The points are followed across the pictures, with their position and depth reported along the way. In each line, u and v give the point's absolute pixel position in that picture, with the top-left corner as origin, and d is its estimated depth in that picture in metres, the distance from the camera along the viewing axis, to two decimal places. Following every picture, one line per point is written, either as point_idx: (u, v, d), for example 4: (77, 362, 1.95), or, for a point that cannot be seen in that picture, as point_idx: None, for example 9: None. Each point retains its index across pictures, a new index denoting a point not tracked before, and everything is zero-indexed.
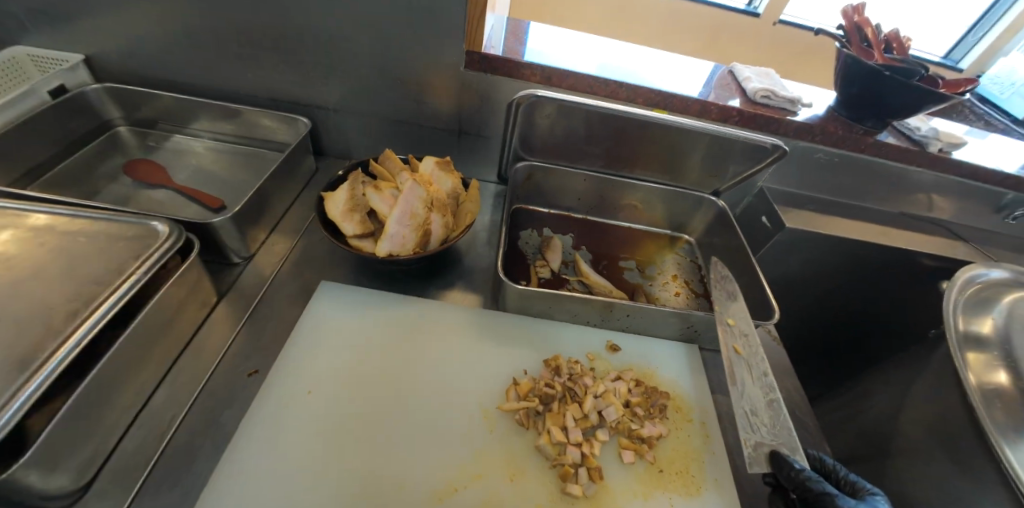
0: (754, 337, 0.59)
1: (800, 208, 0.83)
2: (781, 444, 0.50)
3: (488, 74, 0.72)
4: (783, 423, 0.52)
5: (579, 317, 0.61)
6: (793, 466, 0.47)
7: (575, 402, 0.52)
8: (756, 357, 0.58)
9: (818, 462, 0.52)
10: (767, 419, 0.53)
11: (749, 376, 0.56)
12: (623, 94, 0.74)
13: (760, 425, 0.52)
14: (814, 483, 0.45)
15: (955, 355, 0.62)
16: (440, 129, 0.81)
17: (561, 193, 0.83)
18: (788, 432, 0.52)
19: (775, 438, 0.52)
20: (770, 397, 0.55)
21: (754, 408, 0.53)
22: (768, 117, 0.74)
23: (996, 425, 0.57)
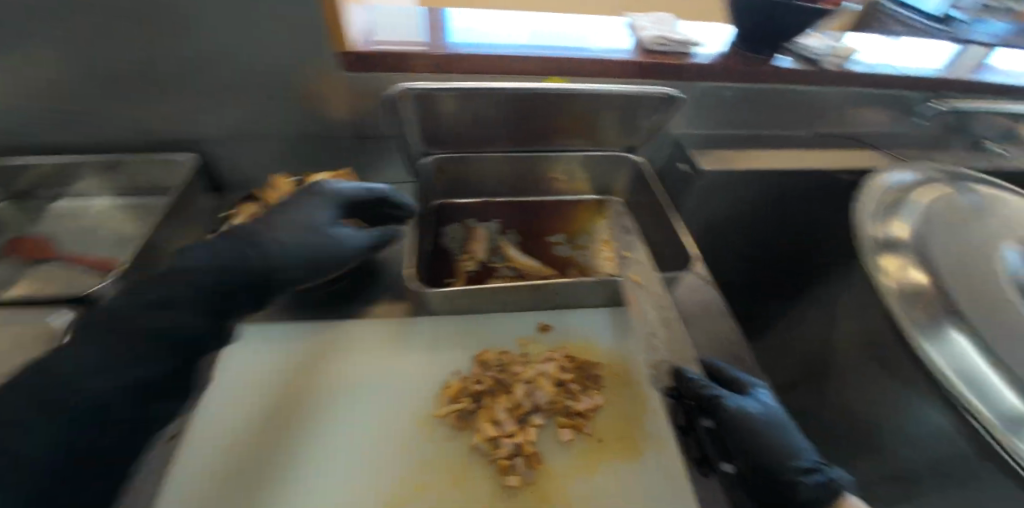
0: (652, 273, 0.66)
1: (717, 149, 0.84)
2: (677, 359, 0.56)
3: (368, 73, 0.69)
4: (677, 339, 0.58)
5: (505, 305, 0.60)
6: (688, 377, 0.51)
7: (505, 393, 0.51)
8: (656, 289, 0.64)
9: (711, 370, 0.54)
10: (664, 339, 0.58)
11: (648, 305, 0.62)
12: (513, 67, 0.71)
13: (658, 345, 0.58)
14: (704, 390, 0.49)
15: (867, 262, 0.65)
16: (340, 138, 0.77)
17: (479, 181, 0.80)
18: (683, 346, 0.57)
19: (673, 354, 0.57)
20: (667, 317, 0.60)
21: (653, 332, 0.59)
22: (666, 64, 0.73)
23: (917, 325, 0.59)
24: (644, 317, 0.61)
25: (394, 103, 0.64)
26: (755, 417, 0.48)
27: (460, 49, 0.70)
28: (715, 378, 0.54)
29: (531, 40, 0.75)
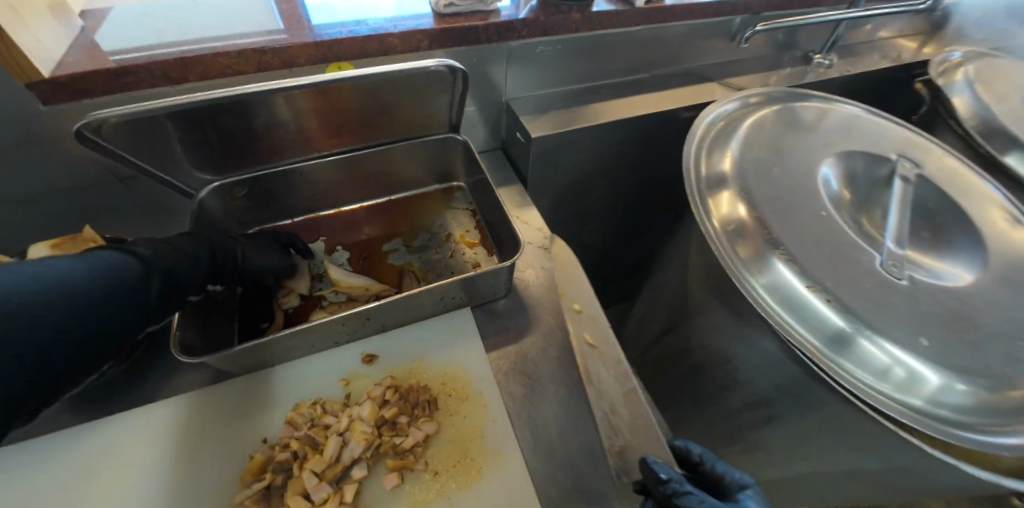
0: (601, 321, 0.59)
1: (551, 110, 0.78)
2: (642, 446, 0.48)
3: (79, 100, 0.53)
4: (643, 414, 0.51)
5: (320, 344, 0.53)
6: (660, 480, 0.44)
7: (316, 453, 0.45)
8: (613, 346, 0.57)
9: (684, 453, 0.56)
10: (625, 415, 0.51)
11: (604, 369, 0.54)
12: (274, 60, 0.58)
13: (618, 425, 0.50)
14: (681, 502, 0.43)
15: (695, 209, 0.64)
16: (93, 183, 0.62)
17: (289, 197, 0.70)
18: (647, 423, 0.50)
19: (632, 437, 0.49)
20: (628, 387, 0.53)
21: (612, 408, 0.51)
22: (462, 28, 0.64)
23: (743, 265, 0.59)
24: (599, 384, 0.53)
25: (95, 138, 0.48)
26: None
27: (198, 49, 0.56)
28: (683, 458, 0.56)
29: (304, 20, 0.63)
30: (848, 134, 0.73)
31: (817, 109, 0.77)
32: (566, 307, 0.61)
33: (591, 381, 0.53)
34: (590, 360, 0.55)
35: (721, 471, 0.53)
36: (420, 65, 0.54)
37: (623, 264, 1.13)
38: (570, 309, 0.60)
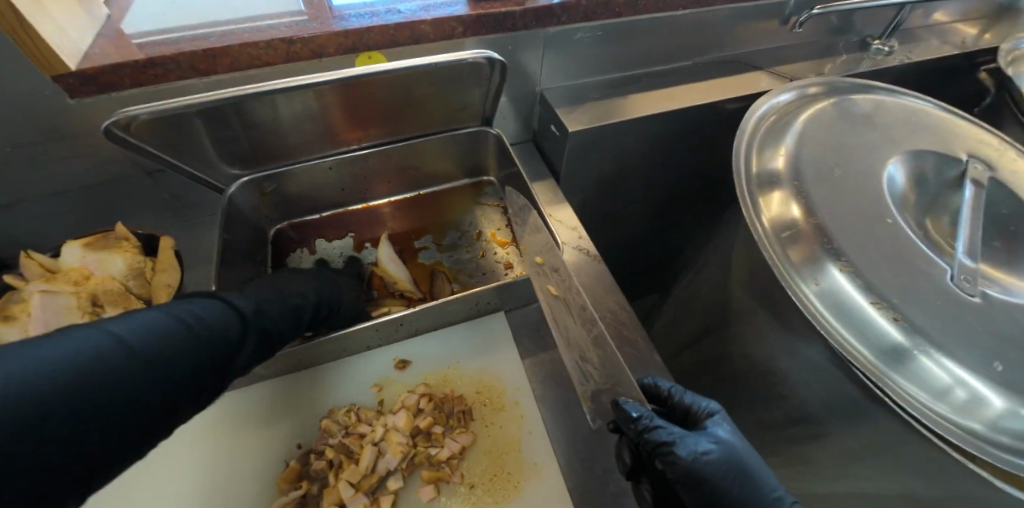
0: (563, 269, 0.54)
1: (587, 101, 0.74)
2: (615, 387, 0.46)
3: (106, 93, 0.52)
4: (610, 358, 0.47)
5: (352, 349, 0.52)
6: (631, 419, 0.42)
7: (352, 463, 0.44)
8: (574, 290, 0.53)
9: (655, 389, 0.50)
10: (596, 361, 0.48)
11: (570, 316, 0.51)
12: (302, 50, 0.55)
13: (590, 370, 0.47)
14: (651, 437, 0.41)
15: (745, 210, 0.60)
16: (124, 176, 0.61)
17: (318, 192, 0.68)
18: (617, 365, 0.47)
19: (609, 379, 0.47)
20: (595, 332, 0.49)
21: (582, 354, 0.48)
22: (498, 14, 0.60)
23: (794, 270, 0.56)
24: (566, 333, 0.50)
25: (126, 136, 0.47)
26: (713, 460, 0.42)
27: (223, 38, 0.53)
28: (659, 398, 0.50)
29: (333, 5, 0.60)
30: (911, 129, 0.68)
31: (877, 101, 0.71)
32: (527, 259, 0.56)
33: (557, 329, 0.50)
34: (557, 311, 0.51)
35: (688, 403, 0.48)
36: (458, 57, 0.51)
37: (652, 260, 1.10)
38: (532, 261, 0.56)
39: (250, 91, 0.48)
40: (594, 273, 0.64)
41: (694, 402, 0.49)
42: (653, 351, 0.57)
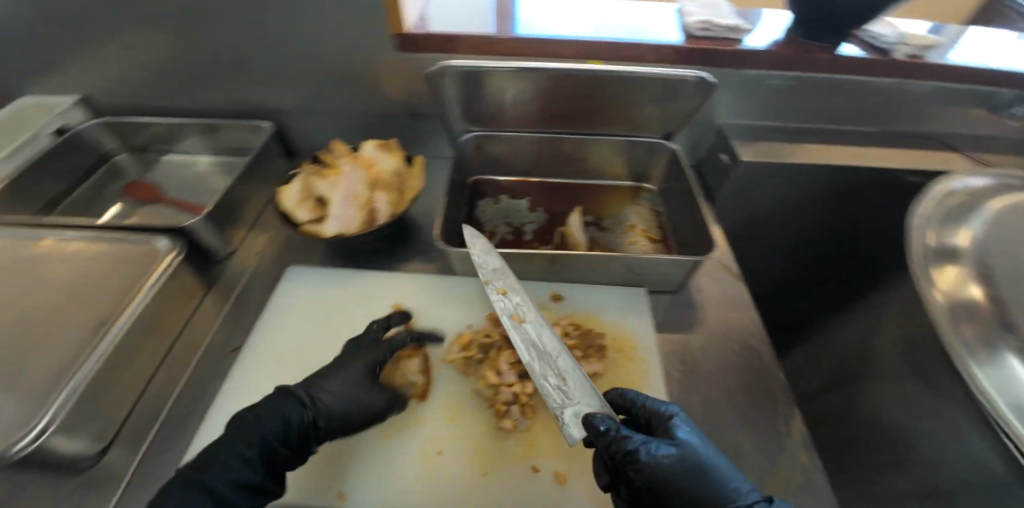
0: (524, 298, 0.58)
1: (763, 140, 0.80)
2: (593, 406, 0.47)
3: (418, 53, 0.74)
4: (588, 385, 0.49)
5: (523, 273, 0.65)
6: (598, 432, 0.43)
7: (511, 348, 0.56)
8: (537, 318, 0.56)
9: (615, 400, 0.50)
10: (577, 383, 0.49)
11: (550, 338, 0.53)
12: (552, 49, 0.72)
13: (564, 391, 0.49)
14: (619, 448, 0.42)
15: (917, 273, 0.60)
16: (393, 114, 0.85)
17: (513, 158, 0.84)
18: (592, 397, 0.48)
19: (581, 400, 0.48)
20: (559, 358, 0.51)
21: (564, 375, 0.50)
22: (708, 50, 0.71)
23: (967, 347, 0.55)
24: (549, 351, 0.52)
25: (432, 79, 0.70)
26: (668, 464, 0.42)
27: (502, 32, 0.73)
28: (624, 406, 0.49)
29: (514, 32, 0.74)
30: None
31: None
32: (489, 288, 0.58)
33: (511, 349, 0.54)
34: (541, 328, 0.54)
35: (648, 406, 0.47)
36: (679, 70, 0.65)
37: None
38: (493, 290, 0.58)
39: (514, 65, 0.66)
40: (733, 286, 0.70)
41: (652, 402, 0.47)
42: (776, 368, 0.61)
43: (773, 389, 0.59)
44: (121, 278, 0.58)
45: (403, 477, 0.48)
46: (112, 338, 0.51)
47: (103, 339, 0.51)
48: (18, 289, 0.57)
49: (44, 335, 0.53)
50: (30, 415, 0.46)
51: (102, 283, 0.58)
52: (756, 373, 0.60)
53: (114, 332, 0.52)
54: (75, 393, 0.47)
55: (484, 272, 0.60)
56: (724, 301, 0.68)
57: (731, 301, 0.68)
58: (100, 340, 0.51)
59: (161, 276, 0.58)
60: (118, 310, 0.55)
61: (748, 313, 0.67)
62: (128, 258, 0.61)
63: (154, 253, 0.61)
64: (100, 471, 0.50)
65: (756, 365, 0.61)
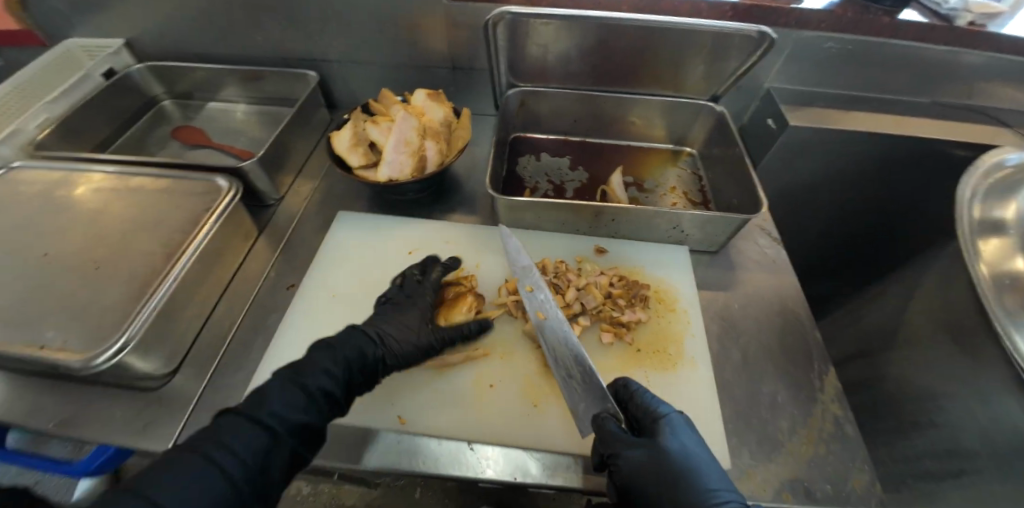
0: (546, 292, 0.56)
1: (811, 107, 0.79)
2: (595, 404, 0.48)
3: (469, 3, 0.73)
4: (593, 384, 0.49)
5: (567, 226, 0.66)
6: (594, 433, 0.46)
7: (558, 294, 0.58)
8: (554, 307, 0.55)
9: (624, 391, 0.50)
10: (580, 379, 0.50)
11: (560, 333, 0.53)
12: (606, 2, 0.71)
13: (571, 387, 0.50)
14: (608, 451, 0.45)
15: (965, 246, 0.63)
16: (436, 66, 0.84)
17: (555, 116, 0.84)
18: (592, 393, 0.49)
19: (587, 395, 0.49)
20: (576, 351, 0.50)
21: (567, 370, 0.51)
22: (767, 8, 0.70)
23: (1008, 315, 0.58)
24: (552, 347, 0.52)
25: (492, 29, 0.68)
26: (648, 466, 0.44)
27: None
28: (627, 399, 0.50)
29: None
30: None
31: None
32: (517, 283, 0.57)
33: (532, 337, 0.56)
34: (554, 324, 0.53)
35: (645, 404, 0.48)
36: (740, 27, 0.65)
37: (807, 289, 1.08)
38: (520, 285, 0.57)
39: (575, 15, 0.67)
40: (773, 250, 0.70)
41: (651, 402, 0.48)
42: (814, 328, 0.62)
43: (810, 348, 0.60)
44: (181, 213, 0.60)
45: (461, 414, 0.51)
46: (182, 268, 0.54)
47: (174, 267, 0.54)
48: (87, 220, 0.60)
49: (115, 262, 0.56)
50: (109, 335, 0.49)
51: (162, 218, 0.60)
52: (791, 331, 0.62)
53: (184, 262, 0.54)
54: (149, 318, 0.50)
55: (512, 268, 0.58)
56: (762, 264, 0.69)
57: (771, 265, 0.69)
58: (170, 269, 0.54)
59: (223, 212, 0.60)
60: (184, 243, 0.57)
61: (788, 276, 0.68)
62: (188, 194, 0.63)
63: (212, 191, 0.63)
64: (172, 390, 0.54)
65: (791, 324, 0.62)
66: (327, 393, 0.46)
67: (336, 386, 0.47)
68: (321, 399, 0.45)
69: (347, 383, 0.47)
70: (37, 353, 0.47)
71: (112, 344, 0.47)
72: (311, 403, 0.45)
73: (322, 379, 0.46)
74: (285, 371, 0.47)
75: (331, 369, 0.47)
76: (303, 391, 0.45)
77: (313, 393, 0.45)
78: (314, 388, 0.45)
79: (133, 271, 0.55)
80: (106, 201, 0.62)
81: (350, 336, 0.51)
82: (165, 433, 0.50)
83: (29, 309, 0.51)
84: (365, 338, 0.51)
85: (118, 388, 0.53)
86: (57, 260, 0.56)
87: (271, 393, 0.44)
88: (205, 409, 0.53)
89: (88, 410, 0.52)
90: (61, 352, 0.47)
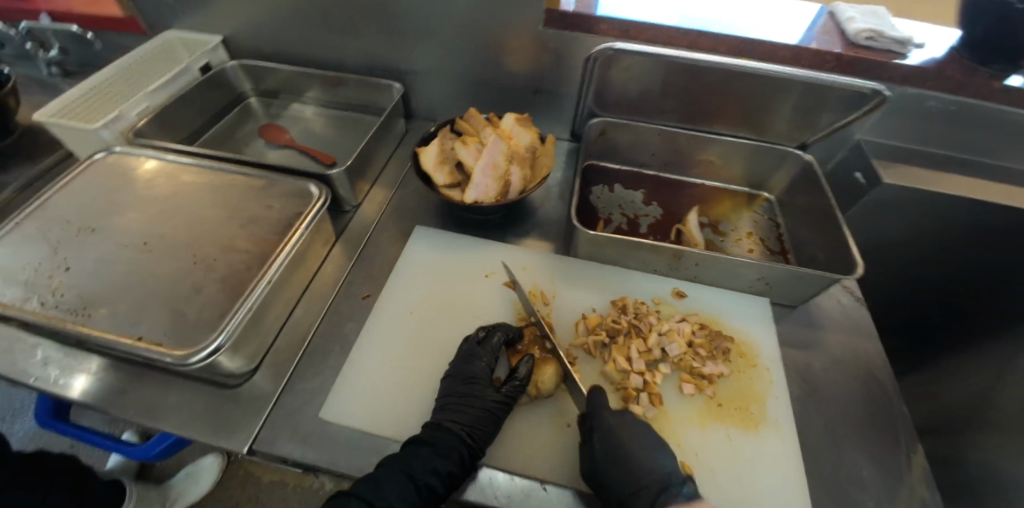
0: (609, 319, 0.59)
1: (903, 164, 0.77)
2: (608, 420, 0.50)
3: (565, 32, 0.73)
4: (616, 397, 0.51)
5: (647, 265, 0.65)
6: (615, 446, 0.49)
7: (639, 337, 0.57)
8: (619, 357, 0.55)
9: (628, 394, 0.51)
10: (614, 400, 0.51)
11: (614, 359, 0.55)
12: (704, 43, 0.70)
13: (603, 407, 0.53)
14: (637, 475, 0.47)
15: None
16: (518, 88, 0.85)
17: (632, 149, 0.83)
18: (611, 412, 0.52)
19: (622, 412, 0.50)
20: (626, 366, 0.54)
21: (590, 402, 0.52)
22: (872, 61, 0.68)
23: None
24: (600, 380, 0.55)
25: (592, 61, 0.70)
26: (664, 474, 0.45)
27: (653, 19, 0.71)
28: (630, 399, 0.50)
29: (639, 21, 0.70)
30: None
31: None
32: (578, 313, 0.62)
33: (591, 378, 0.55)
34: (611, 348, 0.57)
35: None
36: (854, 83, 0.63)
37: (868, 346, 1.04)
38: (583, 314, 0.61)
39: (681, 56, 0.66)
40: (857, 310, 0.67)
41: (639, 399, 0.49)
42: (901, 401, 0.57)
43: (896, 422, 0.55)
44: (271, 216, 0.62)
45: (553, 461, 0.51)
46: (273, 272, 0.55)
47: (267, 271, 0.55)
48: (184, 213, 0.62)
49: (208, 257, 0.57)
50: (205, 333, 0.50)
51: (254, 218, 0.61)
52: (877, 400, 0.58)
53: (276, 267, 0.55)
54: (243, 321, 0.51)
55: (577, 297, 0.64)
56: (846, 325, 0.65)
57: (853, 326, 0.65)
58: (262, 272, 0.55)
59: (313, 219, 0.61)
60: (275, 246, 0.58)
61: (871, 339, 0.64)
62: (279, 196, 0.64)
63: (303, 195, 0.64)
64: (248, 390, 0.55)
65: (877, 394, 0.58)
66: (432, 489, 0.46)
67: (439, 481, 0.46)
68: (430, 496, 0.46)
69: (452, 478, 0.47)
70: (135, 344, 0.48)
71: (210, 342, 0.48)
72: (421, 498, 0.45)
73: (431, 475, 0.46)
74: (390, 462, 0.47)
75: (436, 464, 0.46)
76: (411, 483, 0.45)
77: (422, 489, 0.45)
78: (420, 487, 0.45)
79: (226, 269, 0.56)
80: (203, 196, 0.64)
81: (439, 432, 0.49)
82: (242, 434, 0.51)
83: (129, 296, 0.53)
84: (455, 432, 0.49)
85: (200, 382, 0.55)
86: (154, 250, 0.58)
87: (385, 484, 0.44)
88: (282, 414, 0.53)
89: (170, 402, 0.53)
90: (158, 345, 0.48)
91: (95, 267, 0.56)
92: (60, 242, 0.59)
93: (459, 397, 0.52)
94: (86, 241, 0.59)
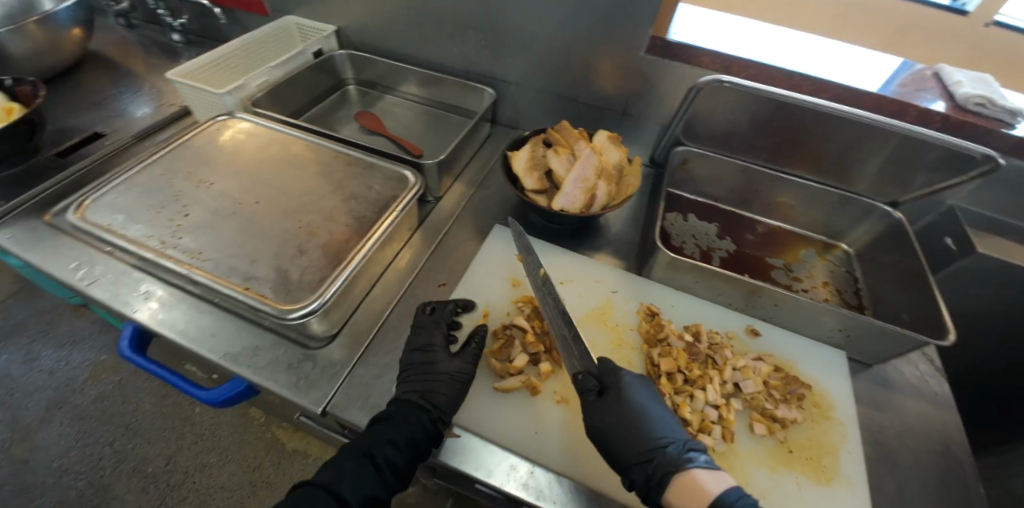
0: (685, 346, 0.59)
1: (998, 236, 0.76)
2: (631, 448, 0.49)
3: (666, 60, 0.75)
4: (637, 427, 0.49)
5: (722, 297, 0.65)
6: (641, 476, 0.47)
7: (713, 368, 0.57)
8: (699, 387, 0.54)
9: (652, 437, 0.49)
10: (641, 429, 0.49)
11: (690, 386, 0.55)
12: (806, 87, 0.70)
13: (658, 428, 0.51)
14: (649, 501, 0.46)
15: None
16: (604, 108, 0.87)
17: (711, 182, 0.83)
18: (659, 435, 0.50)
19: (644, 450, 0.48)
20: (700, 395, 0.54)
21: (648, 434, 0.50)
22: (979, 127, 0.66)
23: None
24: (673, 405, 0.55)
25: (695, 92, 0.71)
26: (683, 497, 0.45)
27: (758, 57, 0.72)
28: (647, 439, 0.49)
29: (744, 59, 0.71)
30: None
31: None
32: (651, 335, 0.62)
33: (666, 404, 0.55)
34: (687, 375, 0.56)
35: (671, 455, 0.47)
36: (966, 146, 0.62)
37: None
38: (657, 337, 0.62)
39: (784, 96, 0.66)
40: (936, 378, 0.64)
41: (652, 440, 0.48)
42: (979, 482, 0.54)
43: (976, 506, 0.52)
44: (367, 196, 0.65)
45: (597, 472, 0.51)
46: (369, 247, 0.58)
47: (364, 245, 0.58)
48: (291, 180, 0.67)
49: (310, 224, 0.61)
50: (303, 294, 0.53)
51: (353, 194, 0.65)
52: (954, 478, 0.54)
53: (372, 244, 0.58)
54: (339, 288, 0.54)
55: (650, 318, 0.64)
56: (924, 391, 0.62)
57: (931, 394, 0.62)
58: (359, 246, 0.58)
59: (406, 204, 0.64)
60: (371, 223, 0.61)
61: (951, 413, 0.60)
62: (377, 178, 0.68)
63: (399, 180, 0.68)
64: (325, 355, 0.57)
65: (955, 471, 0.55)
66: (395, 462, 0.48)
67: (400, 456, 0.48)
68: (394, 467, 0.49)
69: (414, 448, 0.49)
70: (244, 292, 0.52)
71: (309, 302, 0.51)
72: (383, 472, 0.48)
73: (388, 447, 0.48)
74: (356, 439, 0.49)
75: (394, 436, 0.48)
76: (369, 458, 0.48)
77: (383, 464, 0.48)
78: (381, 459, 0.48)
79: (324, 237, 0.59)
80: (307, 167, 0.69)
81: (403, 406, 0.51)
82: (318, 394, 0.53)
83: (237, 248, 0.57)
84: (414, 402, 0.51)
85: (283, 339, 0.58)
86: (261, 209, 0.62)
87: (348, 462, 0.47)
88: (356, 382, 0.55)
89: (256, 353, 0.56)
90: (264, 297, 0.52)
91: (210, 216, 0.60)
92: (179, 191, 0.64)
93: (416, 367, 0.54)
94: (201, 193, 0.63)
